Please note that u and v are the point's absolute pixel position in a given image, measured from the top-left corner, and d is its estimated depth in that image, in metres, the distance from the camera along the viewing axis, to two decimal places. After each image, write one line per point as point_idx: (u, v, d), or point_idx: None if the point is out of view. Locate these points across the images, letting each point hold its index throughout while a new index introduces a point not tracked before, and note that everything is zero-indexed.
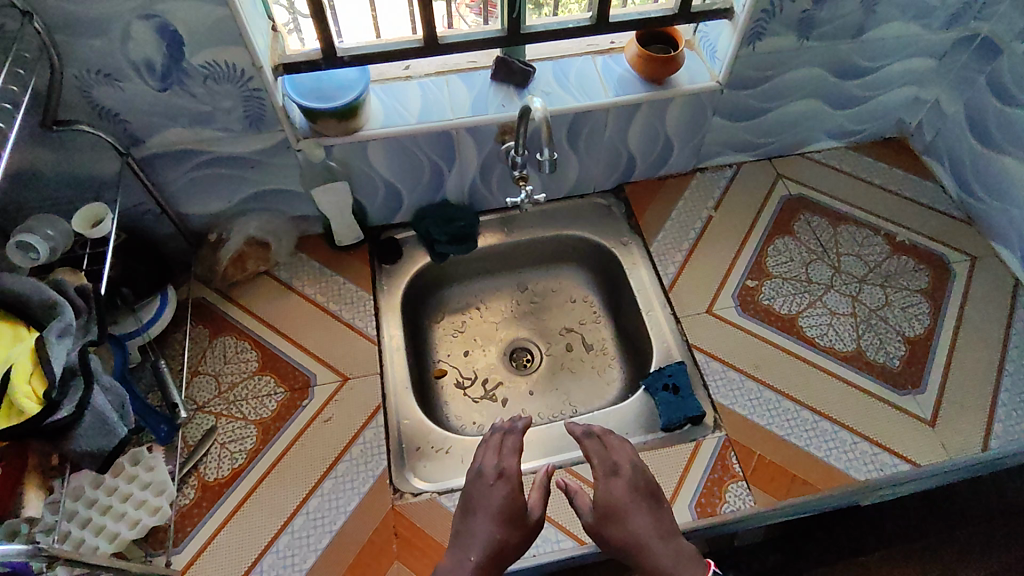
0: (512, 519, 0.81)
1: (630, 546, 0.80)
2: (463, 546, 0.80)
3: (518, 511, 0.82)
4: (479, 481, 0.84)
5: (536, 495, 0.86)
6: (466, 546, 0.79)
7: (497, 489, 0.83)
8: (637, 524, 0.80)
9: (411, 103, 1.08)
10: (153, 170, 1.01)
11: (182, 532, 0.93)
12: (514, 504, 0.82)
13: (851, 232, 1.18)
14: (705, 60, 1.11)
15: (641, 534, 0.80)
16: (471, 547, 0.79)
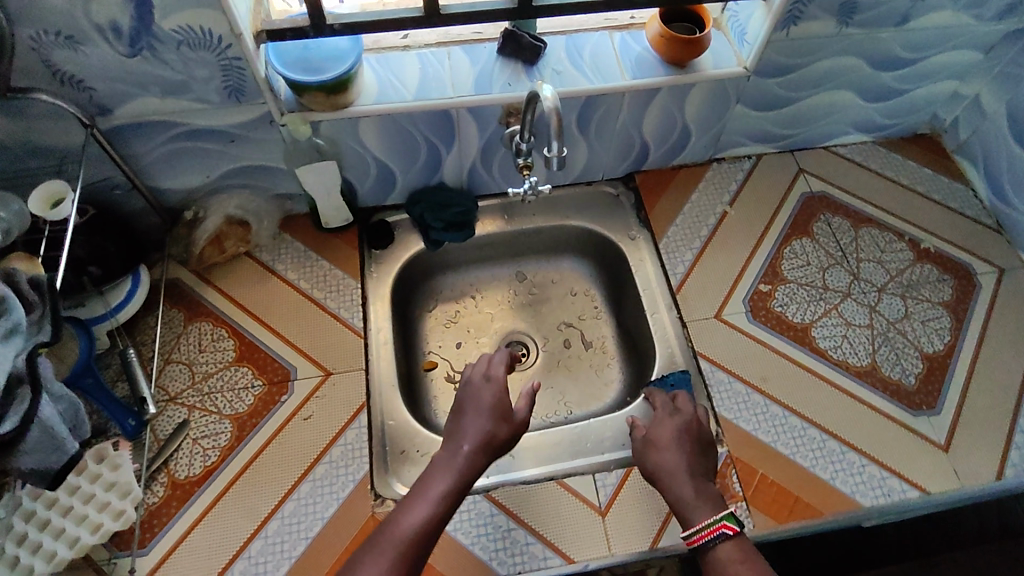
0: (501, 418, 0.88)
1: (657, 474, 0.85)
2: (452, 445, 0.86)
3: (505, 413, 0.89)
4: (474, 391, 0.91)
5: (522, 401, 0.90)
6: (455, 441, 0.86)
7: (485, 395, 0.90)
8: (669, 456, 0.86)
9: (408, 76, 0.98)
10: (123, 142, 0.93)
11: (149, 533, 0.89)
12: (502, 406, 0.89)
13: (873, 236, 1.11)
14: (733, 43, 1.01)
15: (670, 467, 0.85)
16: (461, 440, 0.86)
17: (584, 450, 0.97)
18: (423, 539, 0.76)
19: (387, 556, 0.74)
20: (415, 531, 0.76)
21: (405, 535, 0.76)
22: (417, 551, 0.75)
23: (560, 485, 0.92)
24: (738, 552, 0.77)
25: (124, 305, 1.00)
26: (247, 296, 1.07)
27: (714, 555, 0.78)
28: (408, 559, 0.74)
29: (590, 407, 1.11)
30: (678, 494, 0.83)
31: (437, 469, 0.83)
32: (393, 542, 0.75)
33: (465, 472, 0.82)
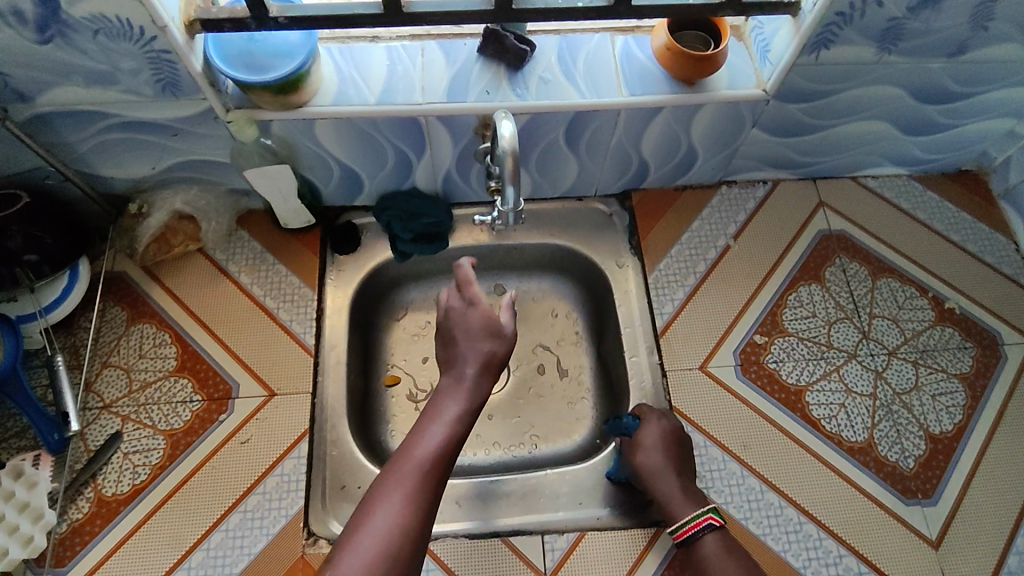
0: (497, 337, 0.82)
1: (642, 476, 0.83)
2: (452, 370, 0.80)
3: (498, 333, 0.82)
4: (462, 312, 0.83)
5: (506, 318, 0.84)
6: (456, 366, 0.80)
7: (473, 317, 0.82)
8: (654, 456, 0.83)
9: (374, 74, 0.86)
10: (50, 130, 0.83)
11: (69, 551, 0.84)
12: (490, 326, 0.82)
13: (891, 289, 0.99)
14: (754, 58, 0.87)
15: (656, 465, 0.83)
16: (462, 363, 0.79)
17: (536, 505, 0.89)
18: (443, 463, 0.71)
19: (409, 476, 0.69)
20: (436, 455, 0.71)
21: (425, 460, 0.70)
22: (440, 473, 0.70)
23: (505, 544, 0.85)
24: (721, 549, 0.77)
25: (58, 305, 0.93)
26: (195, 298, 0.99)
27: (701, 552, 0.78)
28: (432, 482, 0.70)
29: (556, 443, 1.01)
30: (665, 495, 0.81)
31: (444, 394, 0.77)
32: (415, 464, 0.70)
33: (473, 395, 0.77)
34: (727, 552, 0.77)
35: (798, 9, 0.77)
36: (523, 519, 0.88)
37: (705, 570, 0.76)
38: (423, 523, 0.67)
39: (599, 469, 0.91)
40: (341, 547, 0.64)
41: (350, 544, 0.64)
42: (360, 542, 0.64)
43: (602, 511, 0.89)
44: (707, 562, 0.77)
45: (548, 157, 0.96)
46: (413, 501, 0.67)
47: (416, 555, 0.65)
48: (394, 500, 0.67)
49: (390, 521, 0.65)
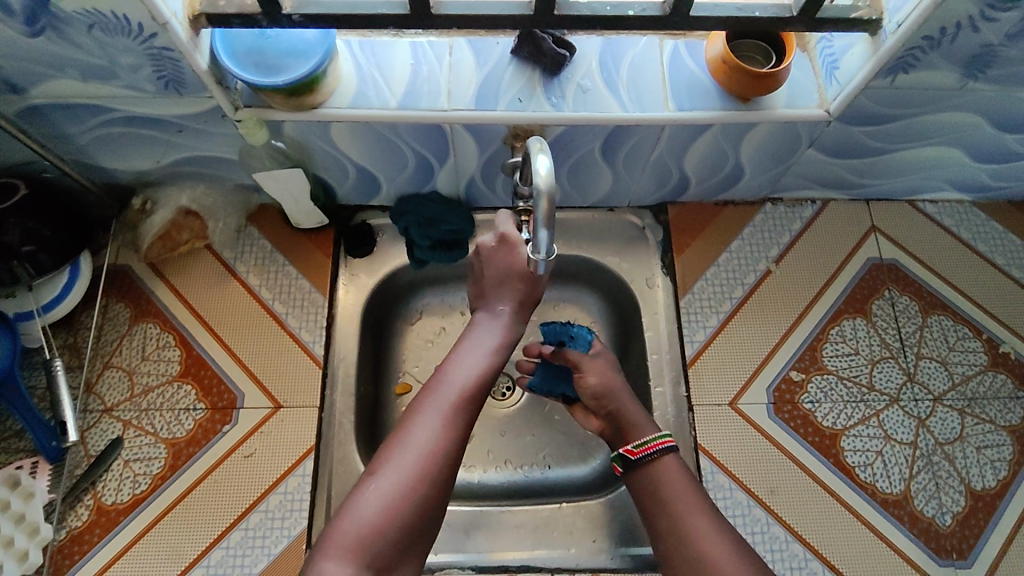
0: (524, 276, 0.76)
1: (612, 396, 0.81)
2: (489, 303, 0.77)
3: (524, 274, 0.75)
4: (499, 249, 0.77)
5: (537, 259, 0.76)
6: (493, 300, 0.77)
7: (501, 254, 0.76)
8: (615, 376, 0.83)
9: (396, 74, 0.78)
10: (46, 121, 0.77)
11: (68, 559, 0.82)
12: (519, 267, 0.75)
13: (942, 328, 0.93)
14: (819, 74, 0.78)
15: (620, 384, 0.83)
16: (495, 299, 0.77)
17: (548, 539, 0.86)
18: (480, 390, 0.69)
19: (447, 400, 0.67)
20: (475, 382, 0.69)
21: (464, 385, 0.69)
22: (478, 400, 0.69)
23: None
24: (678, 472, 0.75)
25: (58, 303, 0.89)
26: (200, 299, 0.94)
27: (659, 475, 0.75)
28: (470, 409, 0.68)
29: (568, 467, 0.95)
30: (634, 415, 0.80)
31: (481, 325, 0.75)
32: (453, 390, 0.68)
33: (509, 331, 0.75)
34: (686, 477, 0.75)
35: (880, 28, 0.68)
36: (532, 554, 0.85)
37: (663, 494, 0.74)
38: (460, 447, 0.66)
39: (616, 505, 0.87)
40: (379, 462, 0.64)
41: (388, 460, 0.63)
42: (398, 459, 0.63)
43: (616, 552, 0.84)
44: (666, 486, 0.74)
45: (581, 168, 0.88)
46: (451, 425, 0.66)
47: (451, 477, 0.65)
48: (433, 422, 0.66)
49: (428, 442, 0.64)
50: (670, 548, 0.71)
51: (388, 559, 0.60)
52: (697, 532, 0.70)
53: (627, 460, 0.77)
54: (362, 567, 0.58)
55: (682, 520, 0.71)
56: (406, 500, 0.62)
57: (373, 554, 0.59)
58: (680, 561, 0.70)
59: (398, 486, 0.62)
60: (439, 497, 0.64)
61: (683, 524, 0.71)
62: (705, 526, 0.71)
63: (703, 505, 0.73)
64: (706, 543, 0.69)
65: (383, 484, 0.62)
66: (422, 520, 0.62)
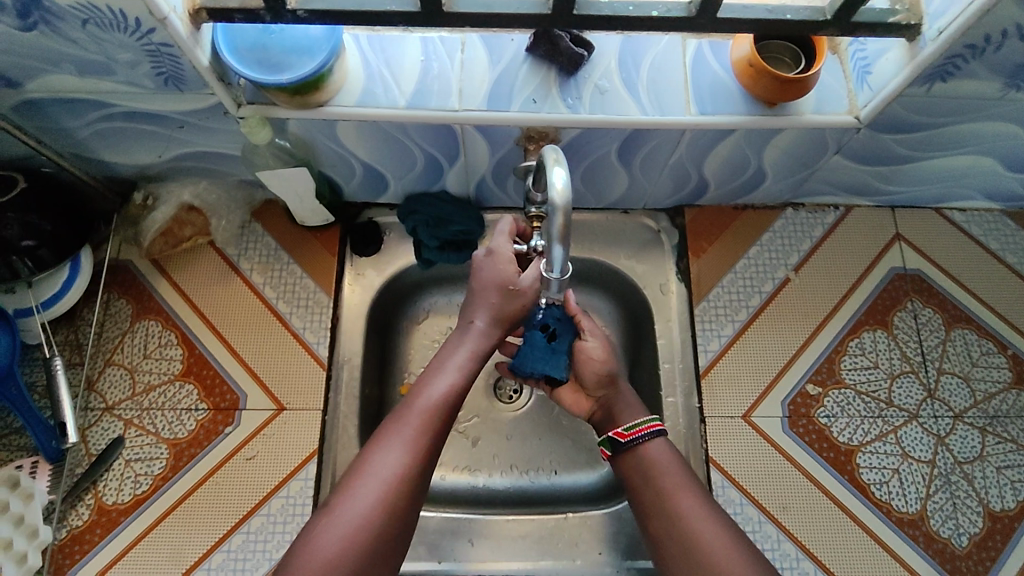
0: (507, 290, 0.72)
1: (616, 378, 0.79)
2: (463, 320, 0.75)
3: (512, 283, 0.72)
4: (487, 261, 0.74)
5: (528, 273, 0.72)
6: (465, 317, 0.75)
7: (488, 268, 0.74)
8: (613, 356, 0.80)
9: (405, 70, 0.75)
10: (43, 115, 0.74)
11: (69, 559, 0.81)
12: (508, 277, 0.72)
13: (966, 342, 0.90)
14: (850, 77, 0.74)
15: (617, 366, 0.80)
16: (472, 314, 0.74)
17: (553, 550, 0.84)
18: (443, 412, 0.69)
19: (409, 427, 0.67)
20: (438, 408, 0.69)
21: (427, 411, 0.68)
22: (443, 426, 0.69)
23: None
24: (665, 454, 0.74)
25: (57, 300, 0.87)
26: (203, 297, 0.92)
27: (646, 457, 0.74)
28: (435, 435, 0.68)
29: (574, 473, 0.93)
30: (629, 396, 0.80)
31: (449, 345, 0.74)
32: (417, 416, 0.68)
33: (480, 348, 0.73)
34: (673, 458, 0.74)
35: (919, 33, 0.65)
36: (538, 564, 0.83)
37: (651, 476, 0.73)
38: (423, 474, 0.66)
39: (623, 517, 0.85)
40: (340, 491, 0.64)
41: (348, 490, 0.63)
42: (359, 488, 0.63)
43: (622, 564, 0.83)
44: (654, 468, 0.73)
45: (595, 170, 0.85)
46: (413, 452, 0.66)
47: (412, 504, 0.65)
48: (395, 450, 0.65)
49: (389, 470, 0.64)
50: (659, 530, 0.70)
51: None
52: (685, 513, 0.69)
53: (616, 444, 0.75)
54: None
55: (669, 501, 0.70)
56: (365, 530, 0.61)
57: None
58: (668, 542, 0.69)
59: (358, 516, 0.62)
60: (401, 524, 0.64)
61: (671, 505, 0.70)
62: (692, 507, 0.69)
63: (690, 484, 0.72)
64: (694, 523, 0.68)
65: (343, 513, 0.62)
66: (384, 548, 0.62)
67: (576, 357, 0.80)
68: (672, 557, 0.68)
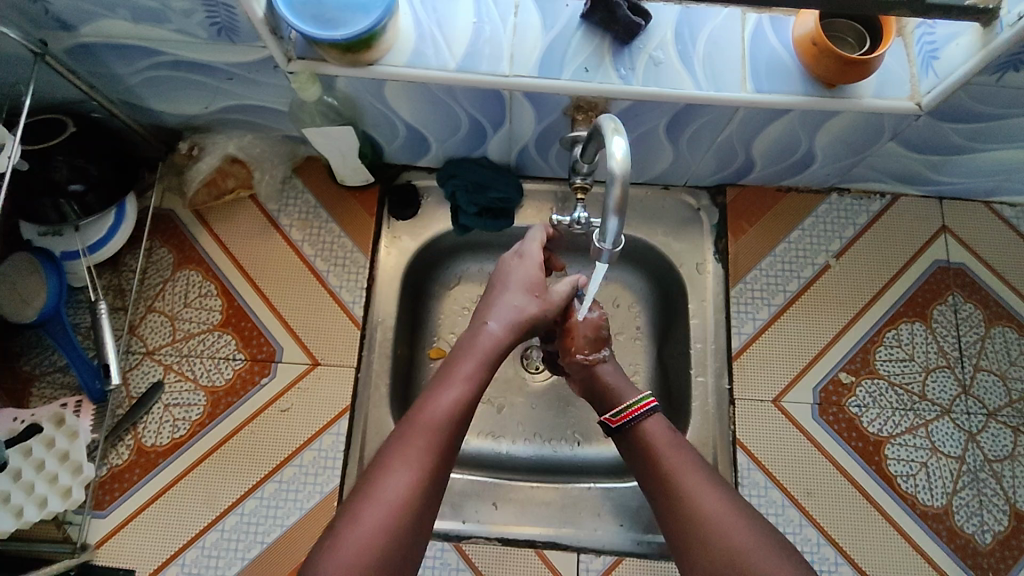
0: (534, 296, 0.72)
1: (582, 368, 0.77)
2: (476, 320, 0.72)
3: (540, 292, 0.73)
4: (516, 261, 0.75)
5: (563, 290, 0.74)
6: (477, 321, 0.71)
7: (516, 271, 0.74)
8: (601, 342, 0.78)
9: (457, 31, 0.74)
10: (95, 60, 0.75)
11: (109, 495, 0.84)
12: (538, 284, 0.73)
13: (1006, 340, 0.88)
14: (914, 63, 0.72)
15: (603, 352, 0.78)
16: (486, 316, 0.71)
17: (575, 518, 0.86)
18: (455, 425, 0.63)
19: (418, 444, 0.61)
20: (446, 424, 0.63)
21: (434, 428, 0.62)
22: (452, 443, 0.63)
23: (537, 557, 0.83)
24: (664, 431, 0.70)
25: (103, 245, 0.89)
26: (242, 249, 0.94)
27: (646, 437, 0.70)
28: (445, 450, 0.62)
29: (598, 446, 0.94)
30: (610, 380, 0.76)
31: (455, 359, 0.68)
32: (424, 432, 0.62)
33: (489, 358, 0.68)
34: (672, 434, 0.70)
35: (995, 18, 0.63)
36: (559, 532, 0.85)
37: (651, 455, 0.69)
38: (434, 493, 0.60)
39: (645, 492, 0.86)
40: (347, 514, 0.58)
41: (355, 511, 0.57)
42: (367, 509, 0.57)
43: (644, 537, 0.84)
44: (656, 448, 0.69)
45: (641, 144, 0.84)
46: (423, 470, 0.60)
47: (423, 524, 0.59)
48: (403, 470, 0.59)
49: (399, 491, 0.58)
50: (663, 508, 0.66)
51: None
52: (688, 487, 0.66)
53: (609, 427, 0.73)
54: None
55: (673, 480, 0.66)
56: (377, 549, 0.55)
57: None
58: (672, 519, 0.65)
59: (368, 537, 0.56)
60: (414, 544, 0.58)
61: (672, 480, 0.66)
62: (699, 485, 0.65)
63: (695, 464, 0.68)
64: (696, 496, 0.65)
65: (352, 533, 0.56)
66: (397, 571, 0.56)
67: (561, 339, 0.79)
68: (678, 534, 0.64)
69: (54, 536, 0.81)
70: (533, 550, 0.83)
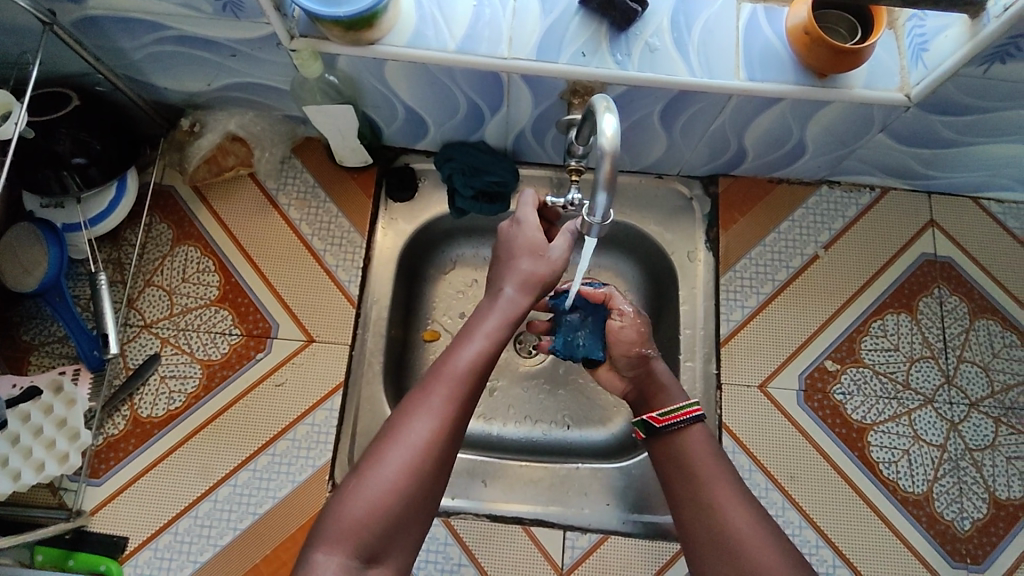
0: (539, 259, 0.69)
1: (639, 365, 0.80)
2: (492, 289, 0.69)
3: (543, 252, 0.69)
4: (514, 230, 0.71)
5: (561, 246, 0.69)
6: (495, 287, 0.69)
7: (518, 238, 0.70)
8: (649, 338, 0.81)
9: (457, 14, 0.75)
10: (101, 34, 0.76)
11: (104, 464, 0.85)
12: (540, 245, 0.70)
13: (989, 333, 0.90)
14: (904, 55, 0.74)
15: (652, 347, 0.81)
16: (500, 283, 0.69)
17: (563, 498, 0.87)
18: (476, 382, 0.62)
19: (438, 396, 0.60)
20: (468, 375, 0.61)
21: (457, 379, 0.61)
22: (473, 394, 0.61)
23: (524, 534, 0.84)
24: (706, 449, 0.71)
25: (104, 218, 0.90)
26: (240, 227, 0.95)
27: (683, 444, 0.71)
28: (465, 406, 0.61)
29: (586, 430, 0.96)
30: (664, 378, 0.79)
31: (476, 317, 0.67)
32: (448, 382, 0.61)
33: (511, 316, 0.66)
34: (712, 448, 0.71)
35: (982, 10, 0.65)
36: (547, 511, 0.86)
37: (687, 466, 0.70)
38: (453, 442, 0.59)
39: (631, 473, 0.88)
40: (367, 459, 0.57)
41: (373, 457, 0.57)
42: (387, 456, 0.57)
43: (629, 517, 0.86)
44: (690, 455, 0.70)
45: (635, 131, 0.86)
46: (444, 419, 0.59)
47: (443, 473, 0.58)
48: (424, 417, 0.59)
49: (420, 439, 0.58)
50: (689, 518, 0.67)
51: (378, 548, 0.55)
52: (717, 497, 0.66)
53: (649, 427, 0.73)
54: (353, 558, 0.53)
55: (703, 487, 0.67)
56: (395, 495, 0.56)
57: (362, 549, 0.54)
58: (697, 530, 0.66)
59: (387, 484, 0.56)
60: (432, 493, 0.58)
61: (705, 490, 0.67)
62: (727, 496, 0.66)
63: (728, 475, 0.69)
64: (727, 511, 0.65)
65: (372, 482, 0.56)
66: (412, 517, 0.57)
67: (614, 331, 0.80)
68: (699, 546, 0.65)
69: (49, 503, 0.83)
70: (520, 528, 0.85)
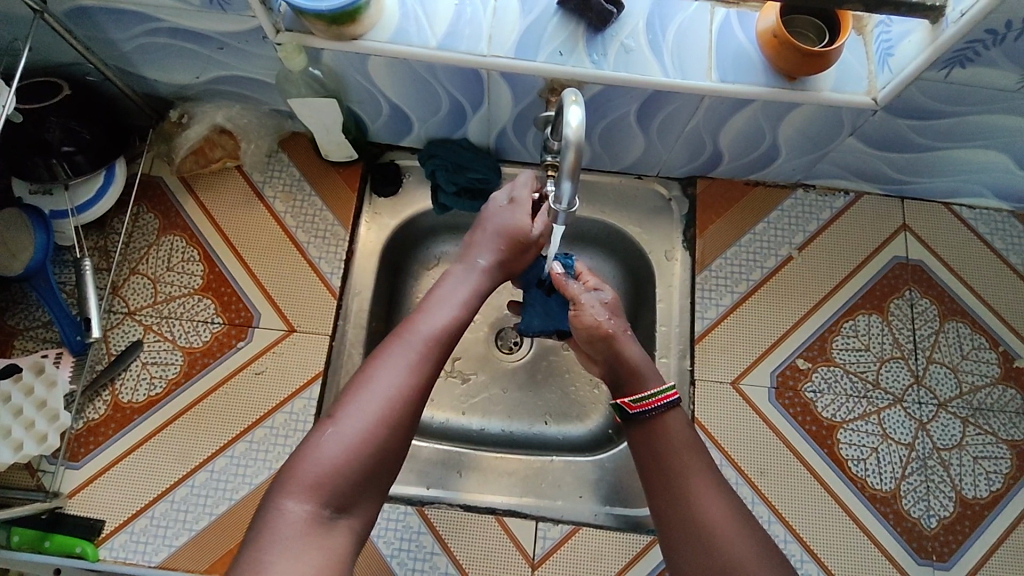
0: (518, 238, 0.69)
1: (609, 341, 0.73)
2: (466, 259, 0.69)
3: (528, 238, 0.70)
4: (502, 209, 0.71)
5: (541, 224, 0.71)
6: (471, 257, 0.68)
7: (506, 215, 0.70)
8: (621, 320, 0.75)
9: (438, 11, 0.77)
10: (92, 25, 0.78)
11: (84, 448, 0.86)
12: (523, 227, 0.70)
13: (959, 335, 0.91)
14: (872, 60, 0.76)
15: (623, 327, 0.74)
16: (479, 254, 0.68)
17: (537, 489, 0.88)
18: (450, 345, 0.60)
19: (413, 352, 0.57)
20: (444, 333, 0.60)
21: (433, 335, 0.59)
22: (449, 351, 0.60)
23: (495, 524, 0.85)
24: (686, 435, 0.66)
25: (91, 207, 0.91)
26: (226, 217, 0.96)
27: (660, 431, 0.66)
28: (437, 365, 0.59)
29: (564, 426, 0.97)
30: (637, 359, 0.72)
31: (452, 283, 0.66)
32: (423, 341, 0.58)
33: (482, 288, 0.67)
34: (689, 436, 0.66)
35: (942, 15, 0.67)
36: (521, 503, 0.88)
37: (661, 456, 0.65)
38: (428, 396, 0.57)
39: (605, 467, 0.89)
40: (338, 408, 0.54)
41: (343, 407, 0.54)
42: (359, 404, 0.54)
43: (601, 512, 0.87)
44: (665, 445, 0.65)
45: (613, 130, 0.88)
46: (420, 374, 0.57)
47: (416, 427, 0.56)
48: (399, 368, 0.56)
49: (392, 389, 0.55)
50: (664, 509, 0.62)
51: (349, 499, 0.52)
52: (694, 490, 0.62)
53: (624, 413, 0.68)
54: (321, 508, 0.50)
55: (678, 480, 0.63)
56: (366, 448, 0.52)
57: (331, 500, 0.51)
58: (673, 523, 0.61)
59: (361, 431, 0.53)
60: (403, 449, 0.55)
61: (682, 482, 0.63)
62: (704, 487, 0.62)
63: (705, 467, 0.64)
64: (704, 503, 0.61)
65: (344, 429, 0.52)
66: (381, 475, 0.54)
67: (576, 310, 0.76)
68: (675, 537, 0.60)
69: (28, 484, 0.84)
70: (491, 518, 0.85)
